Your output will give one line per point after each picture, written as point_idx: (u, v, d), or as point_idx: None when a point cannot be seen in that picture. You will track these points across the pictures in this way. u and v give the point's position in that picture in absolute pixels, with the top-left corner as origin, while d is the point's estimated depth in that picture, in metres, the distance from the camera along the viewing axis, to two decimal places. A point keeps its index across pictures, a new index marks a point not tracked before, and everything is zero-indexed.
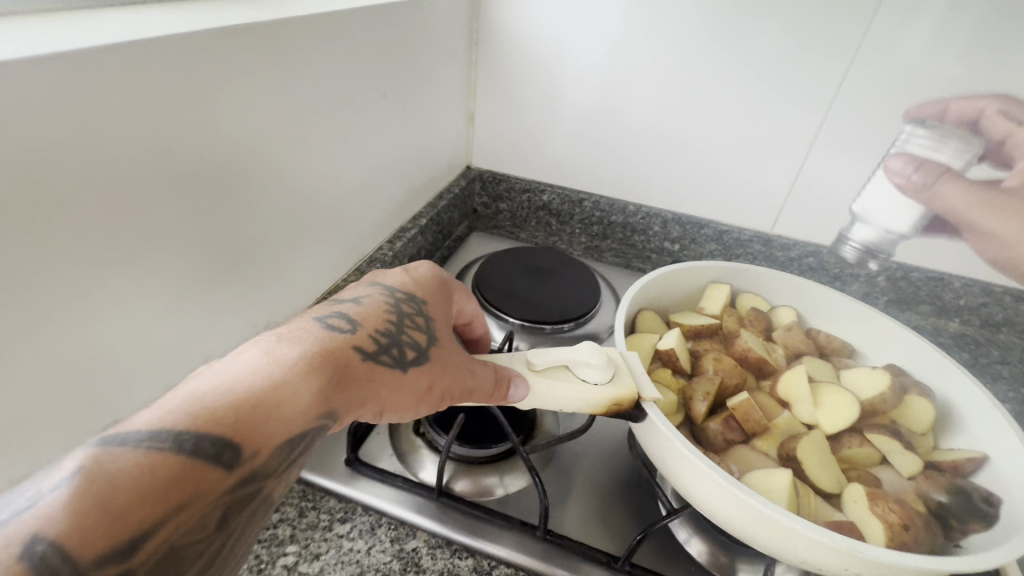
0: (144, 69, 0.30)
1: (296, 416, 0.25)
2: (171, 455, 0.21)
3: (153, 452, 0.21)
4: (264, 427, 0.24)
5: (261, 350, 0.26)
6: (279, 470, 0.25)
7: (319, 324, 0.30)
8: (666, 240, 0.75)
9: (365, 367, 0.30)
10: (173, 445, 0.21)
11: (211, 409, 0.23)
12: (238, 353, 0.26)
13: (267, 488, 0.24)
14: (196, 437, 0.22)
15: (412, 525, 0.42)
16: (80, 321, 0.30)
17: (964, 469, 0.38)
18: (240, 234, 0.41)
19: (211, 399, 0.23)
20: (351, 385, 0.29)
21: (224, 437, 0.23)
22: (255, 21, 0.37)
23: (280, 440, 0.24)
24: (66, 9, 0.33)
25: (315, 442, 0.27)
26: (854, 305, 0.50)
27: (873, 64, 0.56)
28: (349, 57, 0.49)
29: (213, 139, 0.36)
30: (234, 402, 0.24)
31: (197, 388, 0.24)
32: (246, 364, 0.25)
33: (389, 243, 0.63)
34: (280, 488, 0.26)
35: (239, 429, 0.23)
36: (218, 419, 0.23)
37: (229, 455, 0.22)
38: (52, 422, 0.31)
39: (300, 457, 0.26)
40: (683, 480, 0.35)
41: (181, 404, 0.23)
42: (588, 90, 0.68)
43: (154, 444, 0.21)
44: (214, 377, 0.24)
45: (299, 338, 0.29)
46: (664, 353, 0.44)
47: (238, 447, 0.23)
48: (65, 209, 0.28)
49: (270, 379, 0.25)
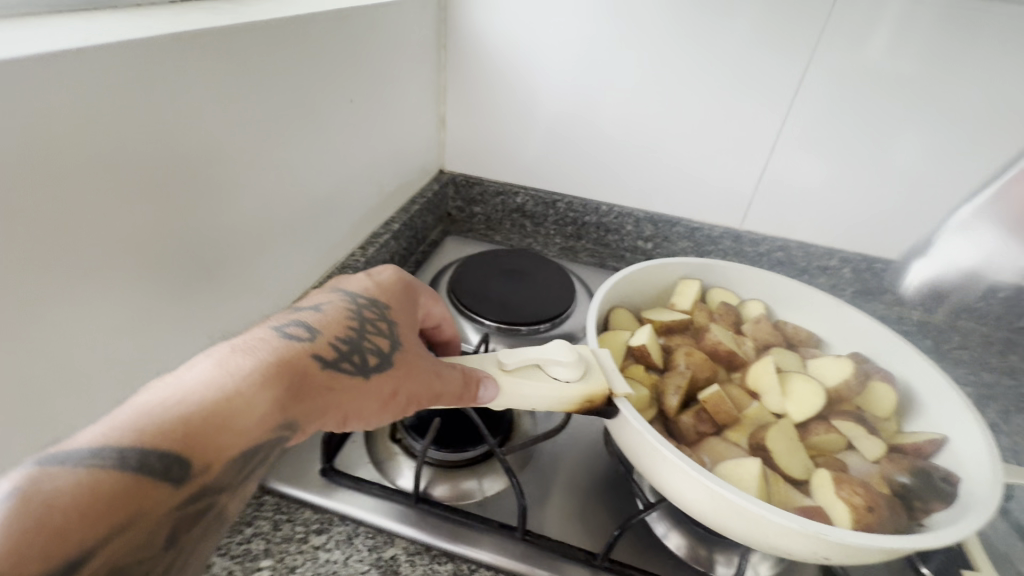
0: (93, 75, 0.29)
1: (249, 428, 0.25)
2: (116, 472, 0.20)
3: (96, 470, 0.20)
4: (215, 441, 0.23)
5: (213, 361, 0.26)
6: (231, 484, 0.25)
7: (277, 333, 0.30)
8: (639, 239, 0.76)
9: (323, 377, 0.30)
10: (118, 461, 0.20)
11: (159, 424, 0.22)
12: (190, 365, 0.25)
13: (219, 503, 0.24)
14: (142, 453, 0.21)
15: (390, 533, 0.41)
16: (32, 336, 0.29)
17: (926, 450, 0.40)
18: (202, 244, 0.40)
19: (160, 414, 0.22)
20: (308, 395, 0.28)
21: (172, 451, 0.22)
22: (214, 26, 0.37)
23: (232, 453, 0.24)
24: (13, 15, 0.32)
25: (270, 454, 0.26)
26: (820, 296, 0.51)
27: (830, 63, 0.58)
28: (314, 62, 0.48)
29: (170, 147, 0.35)
30: (183, 416, 0.23)
31: (145, 402, 0.23)
32: (198, 377, 0.25)
33: (362, 249, 0.62)
34: (234, 503, 0.26)
35: (189, 443, 0.22)
36: (166, 433, 0.22)
37: (177, 471, 0.22)
38: (9, 444, 0.30)
39: (254, 470, 0.26)
40: (655, 474, 0.35)
41: (126, 419, 0.22)
42: (558, 90, 0.69)
43: (97, 462, 0.20)
44: (164, 391, 0.24)
45: (254, 348, 0.28)
46: (636, 349, 0.44)
47: (187, 461, 0.22)
48: (13, 221, 0.27)
49: (223, 392, 0.24)
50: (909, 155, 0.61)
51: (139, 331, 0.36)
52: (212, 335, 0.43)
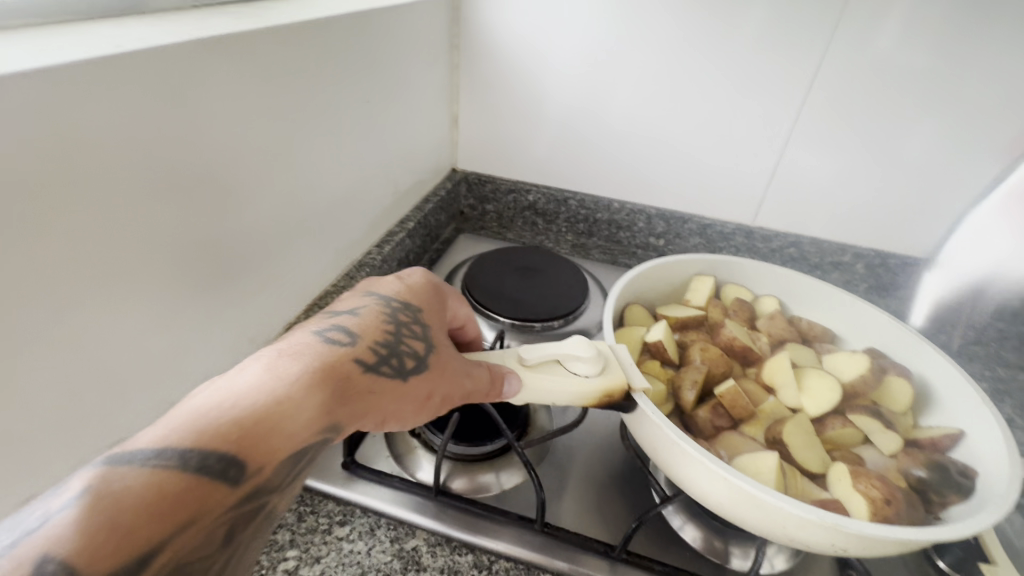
0: (127, 79, 0.31)
1: (299, 430, 0.25)
2: (177, 472, 0.21)
3: (160, 470, 0.21)
4: (268, 442, 0.24)
5: (263, 365, 0.27)
6: (280, 484, 0.26)
7: (319, 338, 0.31)
8: (651, 236, 0.76)
9: (366, 380, 0.30)
10: (179, 462, 0.21)
11: (215, 426, 0.23)
12: (241, 369, 0.26)
13: (269, 503, 0.25)
14: (201, 455, 0.22)
15: (410, 525, 0.42)
16: (70, 332, 0.30)
17: (942, 444, 0.40)
18: (228, 243, 0.41)
19: (215, 416, 0.24)
20: (351, 398, 0.29)
21: (228, 453, 0.23)
22: (236, 31, 0.38)
23: (283, 455, 0.25)
24: (49, 23, 0.33)
25: (317, 454, 0.28)
26: (834, 292, 0.51)
27: (843, 58, 0.58)
28: (332, 63, 0.49)
29: (198, 147, 0.36)
30: (238, 419, 0.24)
31: (200, 404, 0.24)
32: (248, 380, 0.26)
33: (378, 247, 0.63)
34: (283, 502, 0.27)
35: (243, 444, 0.23)
36: (223, 434, 0.23)
37: (233, 471, 0.23)
38: (48, 438, 0.31)
39: (301, 470, 0.27)
40: (674, 467, 0.36)
41: (184, 421, 0.23)
42: (569, 87, 0.69)
43: (160, 462, 0.21)
44: (218, 394, 0.25)
45: (300, 352, 0.29)
46: (652, 344, 0.45)
47: (243, 462, 0.23)
48: (54, 221, 0.28)
49: (274, 395, 0.25)
50: (923, 150, 0.60)
51: (166, 329, 0.37)
52: (236, 332, 0.44)
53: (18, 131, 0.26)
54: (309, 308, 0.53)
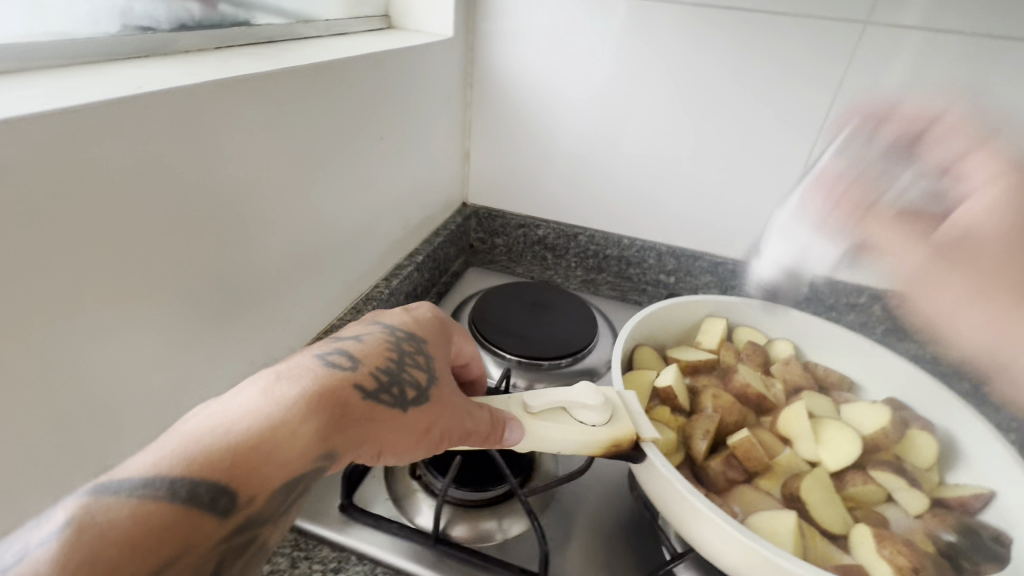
0: (147, 117, 0.31)
1: (294, 457, 0.25)
2: (165, 502, 0.21)
3: (147, 501, 0.21)
4: (261, 470, 0.24)
5: (258, 390, 0.26)
6: (274, 515, 0.25)
7: (319, 361, 0.30)
8: (661, 273, 0.75)
9: (365, 407, 0.30)
10: (167, 493, 0.21)
11: (206, 453, 0.23)
12: (237, 394, 0.26)
13: (261, 537, 0.24)
14: (191, 485, 0.22)
15: (408, 575, 0.40)
16: (67, 367, 0.30)
17: (972, 505, 0.38)
18: (238, 274, 0.41)
19: (207, 443, 0.23)
20: (350, 425, 0.28)
21: (220, 482, 0.22)
22: (254, 72, 0.39)
23: (277, 484, 0.24)
24: (74, 63, 0.34)
25: (311, 484, 0.26)
26: (851, 338, 0.50)
27: (852, 102, 0.59)
28: (348, 100, 0.50)
29: (211, 182, 0.37)
30: (231, 445, 0.23)
31: (192, 430, 0.24)
32: (244, 405, 0.25)
33: (385, 280, 0.63)
34: (275, 535, 0.25)
35: (235, 472, 0.23)
36: (214, 462, 0.23)
37: (225, 501, 0.22)
38: (42, 476, 0.30)
39: (296, 501, 0.26)
40: (685, 524, 0.34)
41: (176, 448, 0.23)
42: (580, 120, 0.70)
43: (148, 492, 0.21)
44: (211, 419, 0.24)
45: (299, 376, 0.29)
46: (662, 390, 0.43)
47: (234, 491, 0.23)
48: (62, 255, 0.28)
49: (269, 420, 0.25)
50: None
51: (170, 363, 0.37)
52: (238, 365, 0.44)
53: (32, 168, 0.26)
54: (314, 341, 0.53)
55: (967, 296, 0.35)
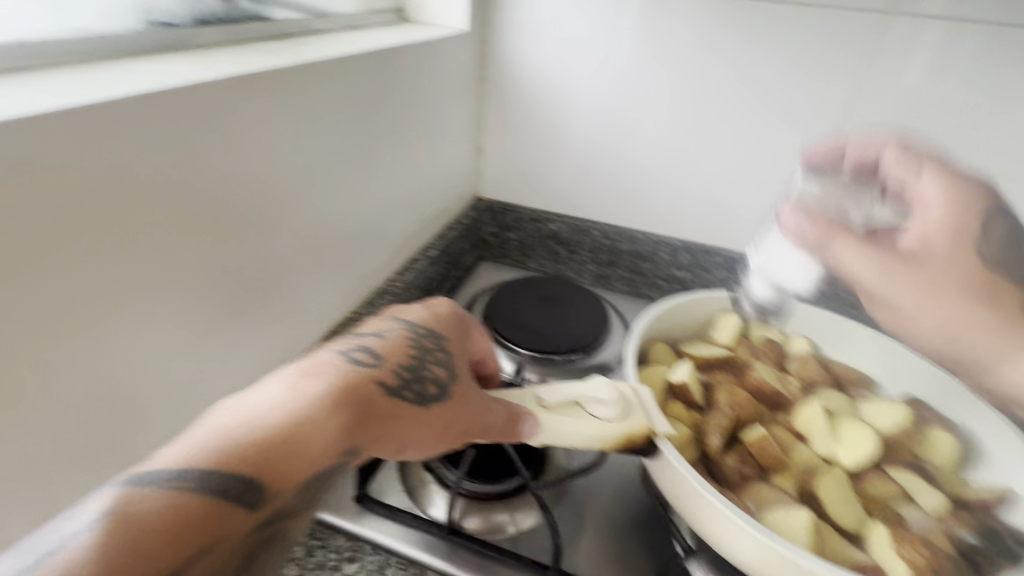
0: (167, 112, 0.32)
1: (320, 453, 0.25)
2: (197, 494, 0.21)
3: (179, 492, 0.21)
4: (288, 464, 0.24)
5: (284, 386, 0.27)
6: (299, 510, 0.25)
7: (343, 358, 0.31)
8: (675, 268, 0.75)
9: (387, 404, 0.30)
10: (199, 485, 0.22)
11: (236, 447, 0.23)
12: (265, 388, 0.26)
13: (288, 530, 0.25)
14: (222, 478, 0.22)
15: (421, 565, 0.41)
16: (90, 358, 0.30)
17: (992, 506, 0.37)
18: (255, 266, 0.42)
19: (237, 437, 0.24)
20: (372, 422, 0.29)
21: (249, 476, 0.23)
22: (272, 67, 0.39)
23: (303, 478, 0.25)
24: (96, 59, 0.34)
25: (336, 479, 0.27)
26: (869, 335, 0.49)
27: (874, 94, 0.57)
28: (363, 94, 0.50)
29: (229, 176, 0.37)
30: (260, 440, 0.24)
31: (221, 424, 0.24)
32: (271, 400, 0.26)
33: (399, 274, 0.63)
34: (301, 528, 0.26)
35: (265, 467, 0.23)
36: (244, 456, 0.23)
37: (253, 494, 0.23)
38: (69, 463, 0.31)
39: (321, 495, 0.27)
40: (699, 518, 0.34)
41: (206, 441, 0.23)
42: (593, 114, 0.69)
43: (180, 484, 0.21)
44: (239, 413, 0.25)
45: (323, 372, 0.29)
46: (676, 386, 0.43)
47: (263, 486, 0.23)
48: (86, 247, 0.29)
49: (295, 417, 0.25)
50: None
51: (190, 353, 0.37)
52: (256, 357, 0.44)
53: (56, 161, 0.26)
54: (329, 334, 0.53)
55: (917, 295, 0.38)
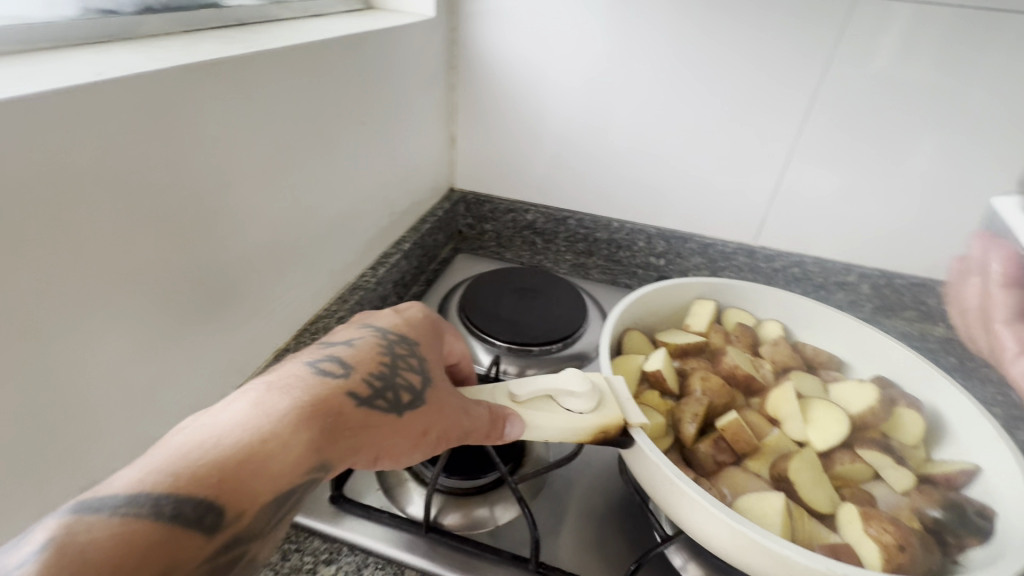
0: (108, 106, 0.30)
1: (284, 472, 0.24)
2: (147, 521, 0.20)
3: (129, 519, 0.20)
4: (249, 486, 0.23)
5: (248, 401, 0.26)
6: (264, 530, 0.24)
7: (310, 369, 0.30)
8: (651, 255, 0.75)
9: (359, 414, 0.29)
10: (150, 511, 0.20)
11: (193, 468, 0.22)
12: (226, 405, 0.25)
13: (251, 551, 0.24)
14: (176, 502, 0.21)
15: (400, 564, 0.40)
16: (36, 371, 0.29)
17: (957, 481, 0.38)
18: (214, 266, 0.40)
19: (194, 458, 0.22)
20: (343, 434, 0.28)
21: (206, 499, 0.22)
22: (223, 57, 0.37)
23: (267, 498, 0.24)
24: (30, 51, 0.32)
25: (305, 495, 0.26)
26: (839, 317, 0.49)
27: (842, 77, 0.58)
28: (325, 83, 0.48)
29: (183, 174, 0.35)
30: (218, 460, 0.23)
31: (179, 445, 0.23)
32: (233, 418, 0.24)
33: (372, 269, 0.62)
34: (265, 549, 0.25)
35: (224, 489, 0.22)
36: (201, 478, 0.22)
37: (211, 518, 0.22)
38: (19, 479, 0.29)
39: (287, 514, 0.26)
40: (671, 508, 0.34)
41: (161, 464, 0.22)
42: (566, 105, 0.69)
43: (131, 510, 0.20)
44: (198, 432, 0.24)
45: (290, 386, 0.28)
46: (651, 374, 0.43)
47: (221, 509, 0.22)
48: (26, 253, 0.27)
49: (258, 433, 0.24)
50: (925, 165, 0.59)
51: (147, 360, 0.36)
52: (220, 358, 0.43)
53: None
54: (300, 333, 0.52)
55: None
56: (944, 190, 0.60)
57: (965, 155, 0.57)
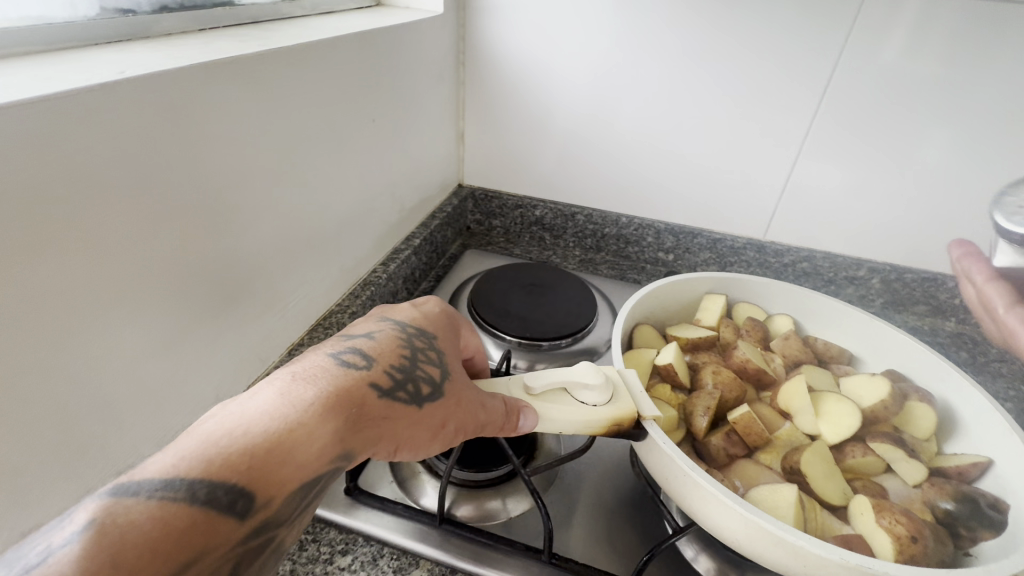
0: (130, 104, 0.30)
1: (310, 461, 0.25)
2: (183, 505, 0.21)
3: (166, 503, 0.21)
4: (278, 474, 0.24)
5: (276, 390, 0.26)
6: (290, 516, 0.25)
7: (333, 361, 0.30)
8: (660, 250, 0.75)
9: (381, 406, 0.30)
10: (185, 495, 0.21)
11: (225, 455, 0.23)
12: (255, 393, 0.26)
13: (278, 537, 0.24)
14: (210, 487, 0.22)
15: (414, 554, 0.41)
16: (64, 361, 0.30)
17: (969, 474, 0.38)
18: (231, 261, 0.41)
19: (226, 445, 0.23)
20: (366, 425, 0.28)
21: (237, 485, 0.22)
22: (238, 55, 0.37)
23: (293, 486, 0.24)
24: (51, 51, 0.33)
25: (328, 484, 0.27)
26: (850, 311, 0.50)
27: (853, 71, 0.57)
28: (337, 81, 0.49)
29: (201, 170, 0.36)
30: (249, 447, 0.23)
31: (211, 431, 0.23)
32: (262, 406, 0.25)
33: (383, 265, 0.63)
34: (290, 535, 0.26)
35: (254, 476, 0.23)
36: (232, 465, 0.23)
37: (242, 504, 0.22)
38: (48, 468, 0.30)
39: (311, 502, 0.26)
40: (684, 499, 0.35)
41: (195, 448, 0.23)
42: (574, 101, 0.69)
43: (167, 494, 0.21)
44: (228, 419, 0.24)
45: (315, 376, 0.28)
46: (663, 368, 0.44)
47: (252, 494, 0.23)
48: (53, 250, 0.28)
49: (286, 422, 0.25)
50: (936, 159, 0.59)
51: (167, 353, 0.37)
52: (236, 352, 0.43)
53: (11, 161, 0.25)
54: (313, 328, 0.53)
55: None
56: (956, 183, 0.60)
57: (978, 148, 0.57)
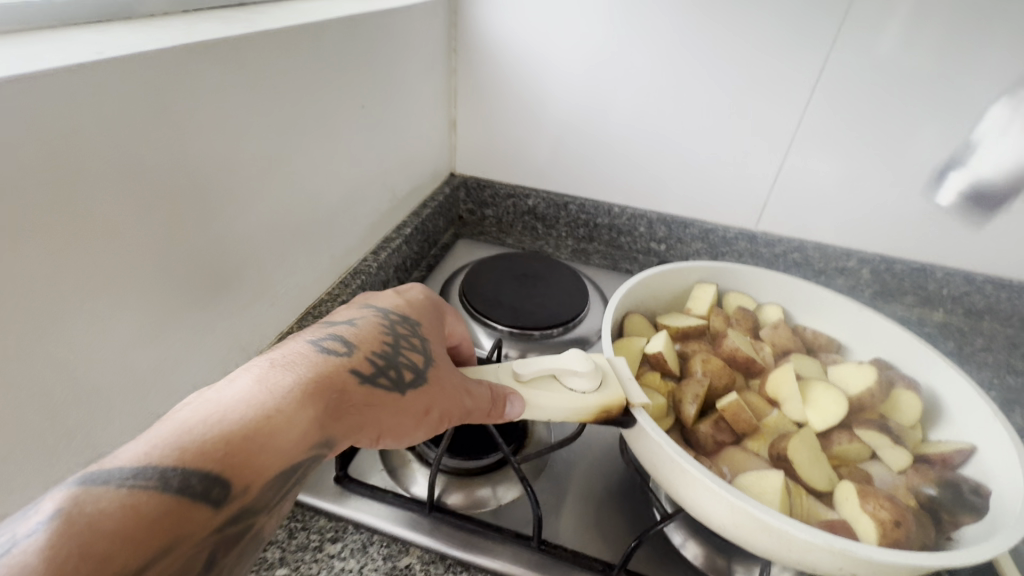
0: (109, 85, 0.30)
1: (288, 447, 0.25)
2: (155, 493, 0.21)
3: (137, 491, 0.20)
4: (255, 461, 0.23)
5: (252, 378, 0.26)
6: (269, 503, 0.25)
7: (313, 348, 0.30)
8: (652, 241, 0.75)
9: (361, 393, 0.30)
10: (158, 483, 0.21)
11: (199, 443, 0.22)
12: (230, 381, 0.25)
13: (256, 525, 0.24)
14: (184, 474, 0.21)
15: (404, 542, 0.41)
16: (45, 348, 0.29)
17: (953, 460, 0.39)
18: (217, 249, 0.40)
19: (201, 432, 0.23)
20: (346, 412, 0.28)
21: (213, 472, 0.22)
22: (222, 37, 0.37)
23: (272, 473, 0.24)
24: (27, 31, 0.32)
25: (308, 472, 0.26)
26: (839, 301, 0.50)
27: (845, 61, 0.57)
28: (325, 65, 0.48)
29: (185, 155, 0.35)
30: (224, 435, 0.23)
31: (185, 419, 0.23)
32: (237, 394, 0.25)
33: (374, 254, 0.62)
34: (269, 522, 0.26)
35: (230, 463, 0.23)
36: (207, 452, 0.22)
37: (218, 492, 0.22)
38: (31, 456, 0.30)
39: (291, 489, 0.26)
40: (672, 485, 0.35)
41: (168, 437, 0.22)
42: (567, 91, 0.68)
43: (139, 482, 0.20)
44: (203, 407, 0.24)
45: (293, 363, 0.28)
46: (652, 356, 0.44)
47: (228, 482, 0.22)
48: (31, 234, 0.27)
49: (263, 409, 0.24)
50: (927, 150, 0.59)
51: (153, 341, 0.36)
52: (224, 341, 0.43)
53: None
54: (303, 316, 0.52)
55: None
56: (945, 174, 0.60)
57: (968, 139, 0.57)
